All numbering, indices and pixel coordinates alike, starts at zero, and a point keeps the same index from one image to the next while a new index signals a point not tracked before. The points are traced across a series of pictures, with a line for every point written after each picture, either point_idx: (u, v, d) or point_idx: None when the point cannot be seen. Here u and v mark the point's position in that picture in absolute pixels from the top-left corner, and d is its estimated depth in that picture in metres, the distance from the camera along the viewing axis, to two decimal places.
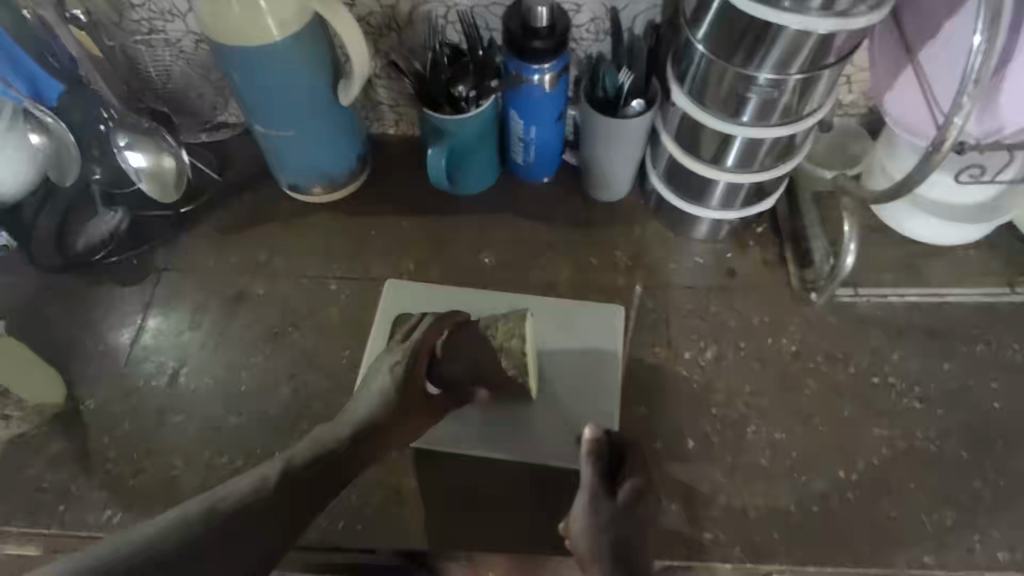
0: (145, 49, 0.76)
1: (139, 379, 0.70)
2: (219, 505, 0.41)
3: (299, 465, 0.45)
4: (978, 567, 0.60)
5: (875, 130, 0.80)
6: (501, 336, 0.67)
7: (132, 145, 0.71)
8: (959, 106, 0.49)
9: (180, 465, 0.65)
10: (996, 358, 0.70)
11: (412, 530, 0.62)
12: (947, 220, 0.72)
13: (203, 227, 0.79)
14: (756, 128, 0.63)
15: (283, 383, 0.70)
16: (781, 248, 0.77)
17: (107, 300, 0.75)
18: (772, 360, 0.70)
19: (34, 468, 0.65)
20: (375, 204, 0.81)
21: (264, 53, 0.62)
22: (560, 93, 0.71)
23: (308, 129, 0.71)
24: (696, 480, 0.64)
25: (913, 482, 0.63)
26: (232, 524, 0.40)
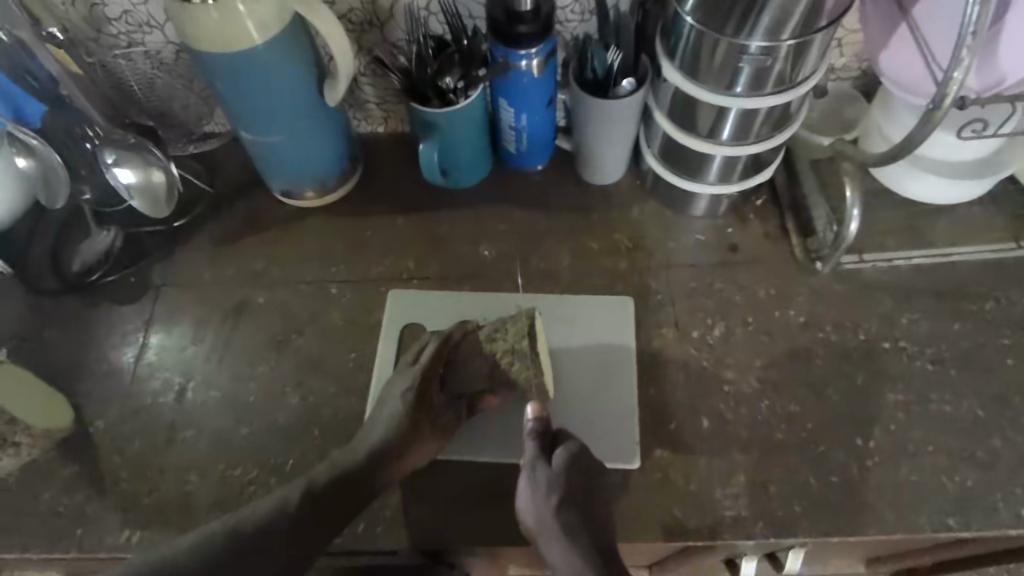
0: (126, 63, 0.75)
1: (146, 397, 0.69)
2: (240, 526, 0.53)
3: (318, 485, 0.57)
4: (1003, 526, 0.59)
5: (869, 92, 0.79)
6: (511, 337, 0.67)
7: (120, 162, 0.70)
8: (958, 60, 0.48)
9: (194, 480, 0.64)
10: (1007, 314, 0.70)
11: (432, 529, 0.62)
12: (954, 178, 0.71)
13: (198, 240, 0.79)
14: (750, 99, 0.62)
15: (291, 390, 0.69)
16: (782, 219, 0.76)
17: (107, 320, 0.74)
18: (781, 333, 0.70)
19: (47, 493, 0.65)
20: (369, 204, 0.80)
21: (244, 55, 0.61)
22: (548, 78, 0.70)
23: (295, 133, 0.70)
24: (713, 458, 0.63)
25: (930, 445, 0.63)
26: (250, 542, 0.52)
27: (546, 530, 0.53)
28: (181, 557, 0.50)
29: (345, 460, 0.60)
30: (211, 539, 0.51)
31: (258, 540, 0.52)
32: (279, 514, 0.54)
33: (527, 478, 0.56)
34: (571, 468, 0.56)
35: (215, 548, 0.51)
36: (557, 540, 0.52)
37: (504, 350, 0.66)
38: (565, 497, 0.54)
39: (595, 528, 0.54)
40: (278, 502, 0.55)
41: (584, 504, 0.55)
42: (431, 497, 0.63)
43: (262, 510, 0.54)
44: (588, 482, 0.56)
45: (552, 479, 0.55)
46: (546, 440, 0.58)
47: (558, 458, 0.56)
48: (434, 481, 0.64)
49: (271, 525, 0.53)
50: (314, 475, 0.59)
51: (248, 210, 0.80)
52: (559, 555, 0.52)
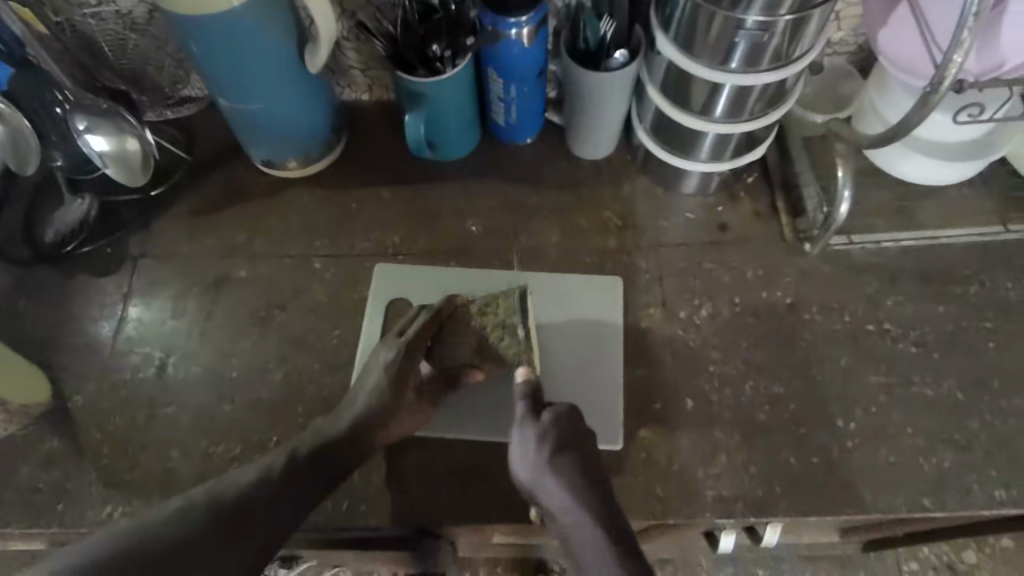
0: (96, 23, 0.71)
1: (126, 372, 0.68)
2: (222, 493, 0.52)
3: (302, 453, 0.57)
4: (977, 506, 0.61)
5: (865, 68, 0.78)
6: (502, 312, 0.67)
7: (93, 129, 0.66)
8: (959, 43, 0.48)
9: (176, 456, 0.64)
10: (990, 297, 0.70)
11: (417, 506, 0.62)
12: (947, 160, 0.71)
13: (176, 211, 0.77)
14: (744, 75, 0.60)
15: (274, 366, 0.68)
16: (773, 197, 0.75)
17: (84, 292, 0.72)
18: (768, 314, 0.70)
19: (26, 469, 0.64)
20: (353, 175, 0.78)
21: (220, 18, 0.58)
22: (539, 47, 0.67)
23: (274, 99, 0.68)
24: (697, 438, 0.64)
25: (910, 428, 0.64)
26: (227, 512, 0.50)
27: (539, 481, 0.53)
28: (164, 524, 0.48)
29: (329, 429, 0.60)
30: (193, 504, 0.51)
31: (239, 505, 0.51)
32: (262, 482, 0.53)
33: (518, 438, 0.56)
34: (560, 422, 0.56)
35: (196, 514, 0.50)
36: (551, 488, 0.53)
37: (494, 324, 0.67)
38: (556, 448, 0.54)
39: (589, 471, 0.54)
40: (262, 470, 0.54)
41: (577, 452, 0.55)
42: (416, 474, 0.63)
43: (246, 479, 0.53)
44: (580, 432, 0.56)
45: (540, 433, 0.55)
46: (535, 399, 0.58)
47: (546, 415, 0.56)
48: (419, 457, 0.64)
49: (254, 497, 0.52)
50: (298, 443, 0.58)
51: (228, 179, 0.78)
52: (555, 502, 0.52)
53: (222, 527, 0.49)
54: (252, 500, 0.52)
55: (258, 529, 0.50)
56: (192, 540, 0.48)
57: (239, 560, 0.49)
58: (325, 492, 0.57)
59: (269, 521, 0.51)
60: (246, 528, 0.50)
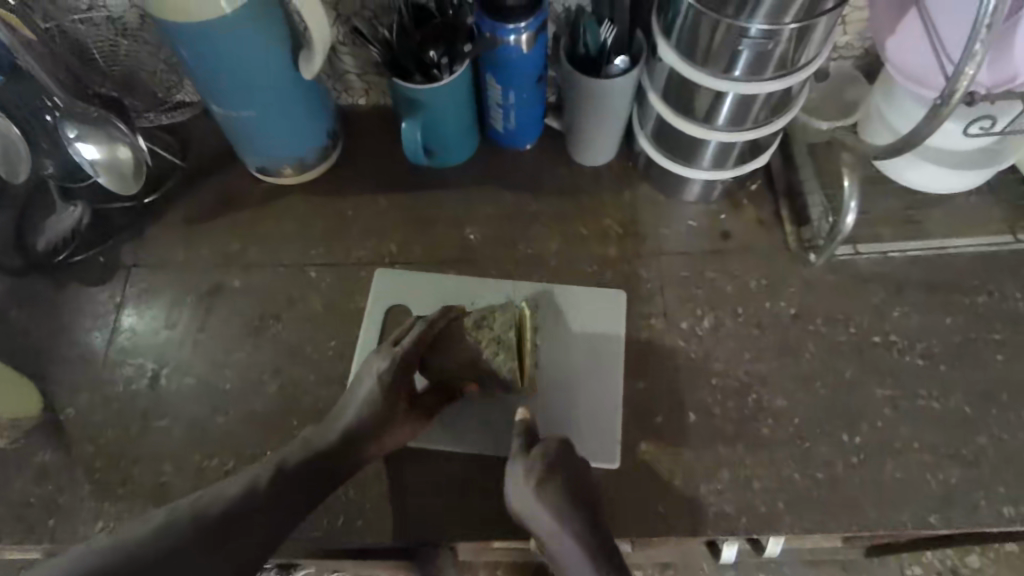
0: (86, 29, 0.70)
1: (119, 384, 0.67)
2: (208, 507, 0.50)
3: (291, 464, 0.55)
4: (984, 524, 0.59)
5: (871, 73, 0.76)
6: (498, 327, 0.64)
7: (83, 137, 0.65)
8: (971, 55, 0.47)
9: (170, 470, 0.63)
10: (999, 308, 0.69)
11: (414, 522, 0.61)
12: (955, 168, 0.69)
13: (170, 218, 0.75)
14: (748, 83, 0.59)
15: (269, 378, 0.67)
16: (777, 205, 0.74)
17: (76, 302, 0.71)
18: (771, 325, 0.68)
19: (17, 483, 0.63)
20: (349, 181, 0.77)
21: (212, 26, 0.57)
22: (538, 53, 0.66)
23: (267, 107, 0.66)
24: (698, 453, 0.63)
25: (916, 442, 0.63)
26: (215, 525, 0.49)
27: (531, 515, 0.54)
28: (145, 538, 0.47)
29: (316, 438, 0.58)
30: (178, 514, 0.49)
31: (226, 517, 0.49)
32: (248, 495, 0.51)
33: (508, 470, 0.56)
34: (554, 458, 0.55)
35: (180, 526, 0.48)
36: (543, 521, 0.54)
37: (490, 339, 0.63)
38: (549, 485, 0.54)
39: (580, 501, 0.55)
40: (249, 481, 0.53)
41: (569, 485, 0.55)
42: (412, 488, 0.62)
43: (230, 491, 0.51)
44: (571, 460, 0.56)
45: (531, 467, 0.55)
46: (528, 434, 0.57)
47: (538, 449, 0.56)
48: (415, 472, 0.63)
49: (243, 509, 0.50)
50: (287, 452, 0.57)
51: (222, 186, 0.77)
52: (548, 535, 0.54)
53: (209, 536, 0.48)
54: (241, 513, 0.50)
55: (255, 527, 0.50)
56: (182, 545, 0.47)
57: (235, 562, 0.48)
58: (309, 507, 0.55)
59: (266, 519, 0.51)
60: (239, 532, 0.49)
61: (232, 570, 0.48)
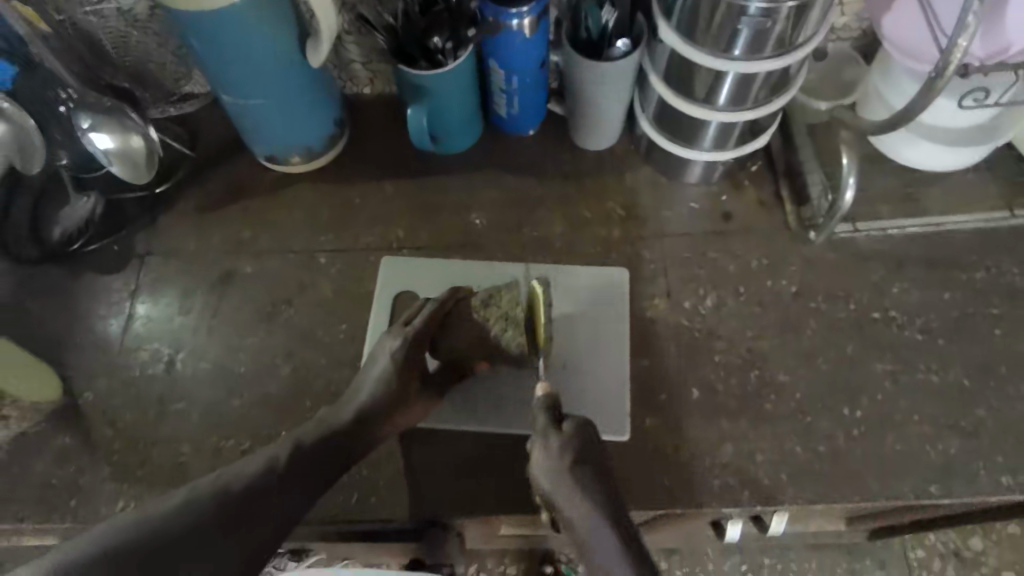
0: (98, 21, 0.71)
1: (135, 368, 0.69)
2: (229, 484, 0.51)
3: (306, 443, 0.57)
4: (983, 493, 0.61)
5: (869, 54, 0.77)
6: (505, 305, 0.67)
7: (97, 127, 0.67)
8: (964, 27, 0.48)
9: (187, 451, 0.65)
10: (996, 283, 0.70)
11: (426, 498, 0.62)
12: (951, 146, 0.71)
13: (182, 207, 0.77)
14: (748, 63, 0.60)
15: (281, 361, 0.69)
16: (777, 185, 0.75)
17: (91, 290, 0.73)
18: (772, 303, 0.70)
19: (39, 465, 0.65)
20: (356, 169, 0.79)
21: (222, 14, 0.58)
22: (541, 38, 0.67)
23: (276, 95, 0.68)
24: (703, 428, 0.64)
25: (916, 415, 0.64)
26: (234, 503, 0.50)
27: (560, 489, 0.53)
28: (169, 513, 0.48)
29: (331, 418, 0.60)
30: (198, 492, 0.50)
31: (246, 494, 0.51)
32: (267, 473, 0.53)
33: (536, 444, 0.55)
34: (582, 434, 0.55)
35: (202, 502, 0.49)
36: (574, 499, 0.52)
37: (498, 317, 0.66)
38: (578, 459, 0.54)
39: (607, 483, 0.54)
40: (267, 461, 0.54)
41: (596, 463, 0.54)
42: (424, 465, 0.64)
43: (250, 469, 0.53)
44: (598, 443, 0.56)
45: (566, 443, 0.54)
46: (554, 410, 0.57)
47: (570, 425, 0.56)
48: (426, 450, 0.64)
49: (262, 488, 0.52)
50: (302, 432, 0.58)
51: (232, 175, 0.78)
52: (578, 511, 0.52)
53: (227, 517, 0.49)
54: (259, 490, 0.52)
55: (271, 509, 0.51)
56: (202, 526, 0.48)
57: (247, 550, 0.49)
58: (327, 483, 0.57)
59: (280, 501, 0.52)
60: (255, 516, 0.50)
61: (249, 548, 0.49)
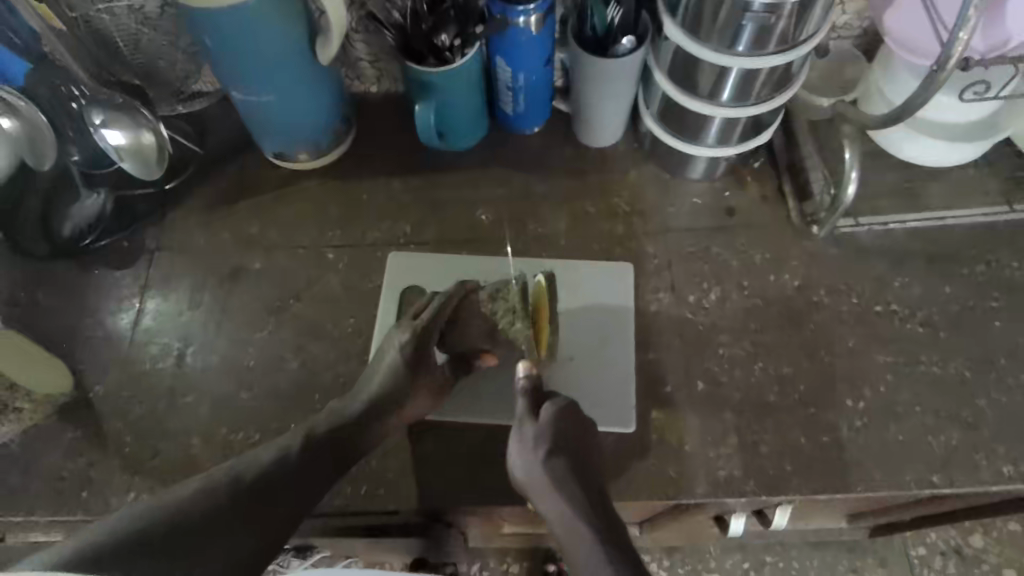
0: (109, 19, 0.71)
1: (145, 362, 0.69)
2: (243, 475, 0.52)
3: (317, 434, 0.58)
4: (984, 482, 0.62)
5: (870, 51, 0.79)
6: (514, 299, 0.68)
7: (108, 123, 0.67)
8: (965, 21, 0.49)
9: (198, 444, 0.65)
10: (996, 277, 0.71)
11: (434, 489, 0.63)
12: (953, 142, 0.71)
13: (191, 204, 0.78)
14: (751, 59, 0.61)
15: (290, 355, 0.69)
16: (779, 181, 0.76)
17: (101, 285, 0.74)
18: (776, 296, 0.71)
19: (50, 458, 0.65)
20: (363, 165, 0.79)
21: (233, 12, 0.59)
22: (547, 35, 0.68)
23: (285, 93, 0.69)
24: (708, 420, 0.65)
25: (918, 406, 0.65)
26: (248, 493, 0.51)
27: (534, 480, 0.55)
28: (185, 503, 0.49)
29: (341, 410, 0.61)
30: (212, 482, 0.51)
31: (259, 484, 0.52)
32: (279, 463, 0.54)
33: (515, 433, 0.58)
34: (557, 422, 0.57)
35: (216, 492, 0.50)
36: (546, 490, 0.54)
37: (506, 311, 0.67)
38: (551, 449, 0.55)
39: (583, 472, 0.55)
40: (279, 453, 0.55)
41: (571, 453, 0.56)
42: (433, 456, 0.64)
43: (264, 459, 0.54)
44: (576, 432, 0.58)
45: (538, 433, 0.56)
46: (533, 394, 0.59)
47: (546, 414, 0.57)
48: (434, 442, 0.65)
49: (275, 478, 0.53)
50: (313, 424, 0.59)
51: (241, 172, 0.79)
52: (550, 501, 0.54)
53: (244, 507, 0.50)
54: (272, 479, 0.53)
55: (284, 498, 0.52)
56: (219, 514, 0.49)
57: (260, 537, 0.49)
58: (338, 472, 0.57)
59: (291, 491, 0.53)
60: (271, 504, 0.51)
61: (264, 536, 0.50)
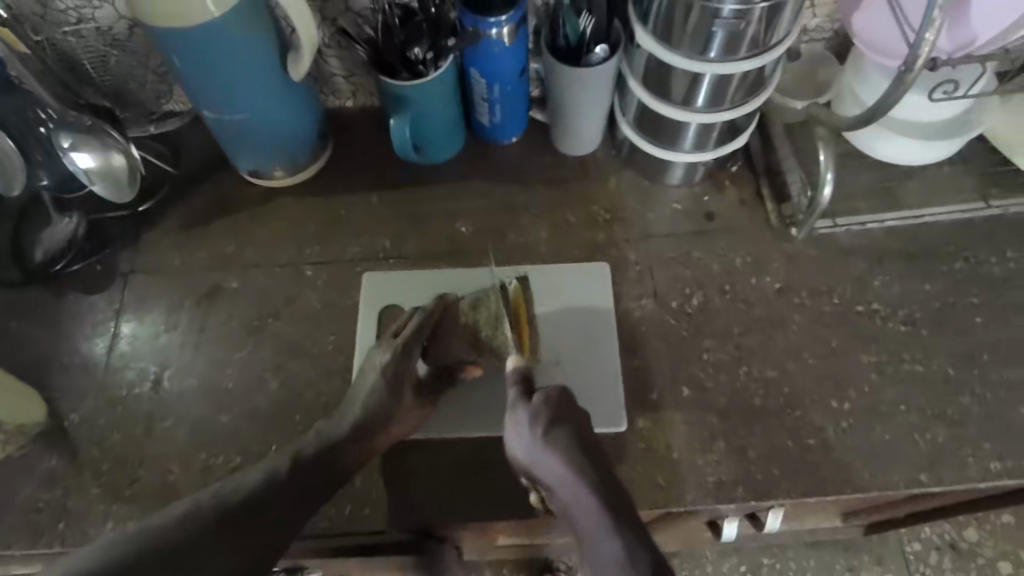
0: (76, 41, 0.71)
1: (122, 388, 0.68)
2: (226, 498, 0.51)
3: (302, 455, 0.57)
4: (972, 480, 0.61)
5: (842, 53, 0.79)
6: (495, 304, 0.68)
7: (77, 146, 0.66)
8: (930, 22, 0.49)
9: (177, 469, 0.64)
10: (975, 273, 0.71)
11: (422, 506, 0.62)
12: (927, 140, 0.71)
13: (165, 224, 0.76)
14: (723, 64, 0.61)
15: (269, 376, 0.68)
16: (758, 183, 0.76)
17: (75, 311, 0.72)
18: (758, 299, 0.71)
19: (25, 490, 0.63)
20: (340, 181, 0.79)
21: (200, 29, 0.58)
22: (520, 45, 0.68)
23: (259, 109, 0.68)
24: (695, 426, 0.64)
25: (903, 405, 0.65)
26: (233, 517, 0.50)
27: (535, 457, 0.54)
28: (167, 529, 0.48)
29: (324, 429, 0.60)
30: (195, 506, 0.50)
31: (245, 504, 0.51)
32: (263, 485, 0.53)
33: (510, 419, 0.57)
34: (552, 403, 0.56)
35: (200, 517, 0.49)
36: (548, 464, 0.53)
37: (489, 316, 0.67)
38: (549, 426, 0.54)
39: (585, 444, 0.54)
40: (264, 475, 0.54)
41: (571, 428, 0.55)
42: (417, 471, 0.64)
43: (247, 481, 0.53)
44: (573, 409, 0.57)
45: (533, 413, 0.56)
46: (525, 382, 0.59)
47: (538, 397, 0.57)
48: (419, 458, 0.64)
49: (262, 496, 0.52)
50: (296, 444, 0.58)
51: (217, 191, 0.78)
52: (554, 474, 0.52)
53: (228, 526, 0.49)
54: (256, 499, 0.51)
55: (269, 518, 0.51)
56: (203, 535, 0.48)
57: (240, 557, 0.48)
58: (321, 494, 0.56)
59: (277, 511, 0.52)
60: (256, 523, 0.50)
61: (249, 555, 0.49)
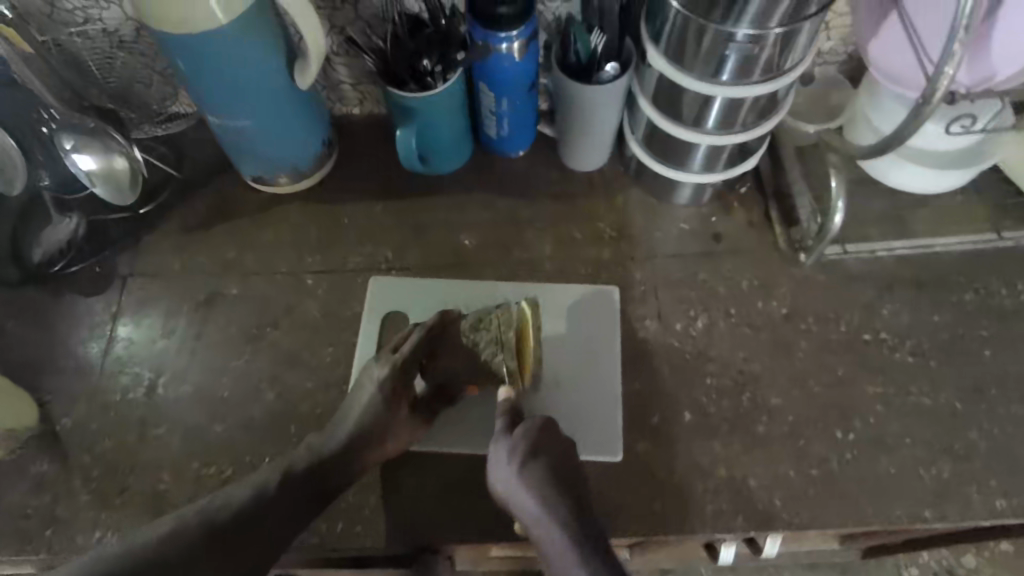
0: (82, 42, 0.70)
1: (116, 393, 0.67)
2: (216, 515, 0.50)
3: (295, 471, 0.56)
4: (977, 518, 0.60)
5: (855, 77, 0.78)
6: (496, 328, 0.66)
7: (79, 148, 0.66)
8: (950, 55, 0.48)
9: (168, 479, 0.63)
10: (985, 304, 0.70)
11: (414, 525, 0.61)
12: (941, 169, 0.71)
13: (166, 228, 0.76)
14: (736, 87, 0.60)
15: (265, 387, 0.67)
16: (767, 205, 0.75)
17: (71, 313, 0.71)
18: (763, 324, 0.69)
19: (14, 495, 0.63)
20: (345, 189, 0.78)
21: (206, 36, 0.58)
22: (530, 59, 0.67)
23: (263, 117, 0.67)
24: (696, 452, 0.63)
25: (908, 438, 0.64)
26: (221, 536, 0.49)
27: (513, 494, 0.54)
28: (154, 546, 0.47)
29: (319, 444, 0.59)
30: (184, 523, 0.49)
31: (234, 523, 0.50)
32: (254, 501, 0.52)
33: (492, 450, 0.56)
34: (533, 437, 0.55)
35: (188, 535, 0.48)
36: (524, 502, 0.53)
37: (491, 341, 0.65)
38: (528, 463, 0.54)
39: (563, 482, 0.54)
40: (255, 491, 0.53)
41: (550, 465, 0.54)
42: (411, 488, 0.63)
43: (238, 497, 0.52)
44: (555, 440, 0.56)
45: (512, 448, 0.55)
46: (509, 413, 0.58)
47: (520, 430, 0.56)
48: (413, 476, 0.63)
49: (253, 513, 0.51)
50: (289, 459, 0.57)
51: (220, 195, 0.78)
52: (529, 513, 0.53)
53: (216, 546, 0.48)
54: (246, 517, 0.51)
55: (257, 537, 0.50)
56: (190, 556, 0.47)
57: None
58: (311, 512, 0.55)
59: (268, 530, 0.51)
60: (244, 542, 0.50)
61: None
